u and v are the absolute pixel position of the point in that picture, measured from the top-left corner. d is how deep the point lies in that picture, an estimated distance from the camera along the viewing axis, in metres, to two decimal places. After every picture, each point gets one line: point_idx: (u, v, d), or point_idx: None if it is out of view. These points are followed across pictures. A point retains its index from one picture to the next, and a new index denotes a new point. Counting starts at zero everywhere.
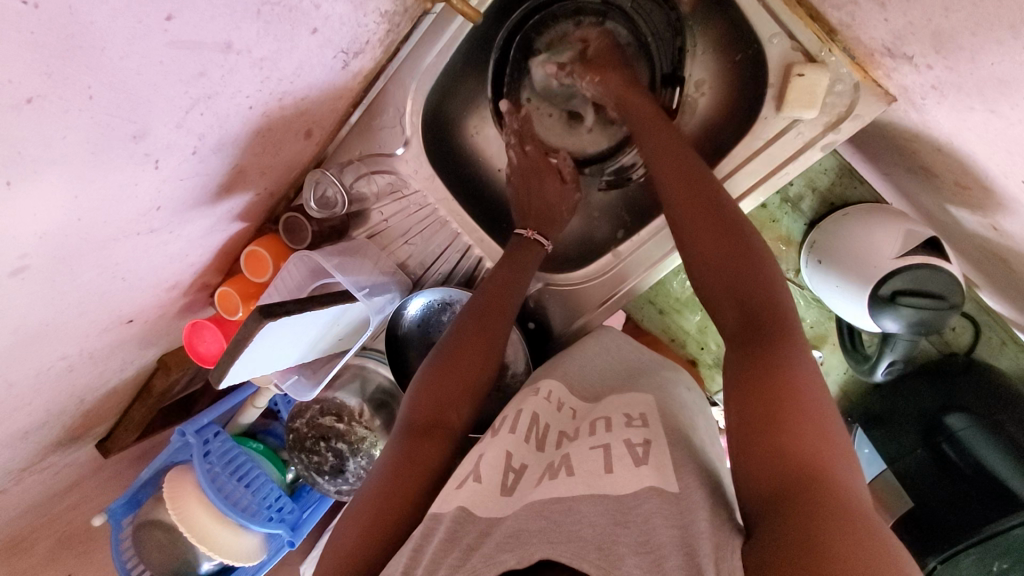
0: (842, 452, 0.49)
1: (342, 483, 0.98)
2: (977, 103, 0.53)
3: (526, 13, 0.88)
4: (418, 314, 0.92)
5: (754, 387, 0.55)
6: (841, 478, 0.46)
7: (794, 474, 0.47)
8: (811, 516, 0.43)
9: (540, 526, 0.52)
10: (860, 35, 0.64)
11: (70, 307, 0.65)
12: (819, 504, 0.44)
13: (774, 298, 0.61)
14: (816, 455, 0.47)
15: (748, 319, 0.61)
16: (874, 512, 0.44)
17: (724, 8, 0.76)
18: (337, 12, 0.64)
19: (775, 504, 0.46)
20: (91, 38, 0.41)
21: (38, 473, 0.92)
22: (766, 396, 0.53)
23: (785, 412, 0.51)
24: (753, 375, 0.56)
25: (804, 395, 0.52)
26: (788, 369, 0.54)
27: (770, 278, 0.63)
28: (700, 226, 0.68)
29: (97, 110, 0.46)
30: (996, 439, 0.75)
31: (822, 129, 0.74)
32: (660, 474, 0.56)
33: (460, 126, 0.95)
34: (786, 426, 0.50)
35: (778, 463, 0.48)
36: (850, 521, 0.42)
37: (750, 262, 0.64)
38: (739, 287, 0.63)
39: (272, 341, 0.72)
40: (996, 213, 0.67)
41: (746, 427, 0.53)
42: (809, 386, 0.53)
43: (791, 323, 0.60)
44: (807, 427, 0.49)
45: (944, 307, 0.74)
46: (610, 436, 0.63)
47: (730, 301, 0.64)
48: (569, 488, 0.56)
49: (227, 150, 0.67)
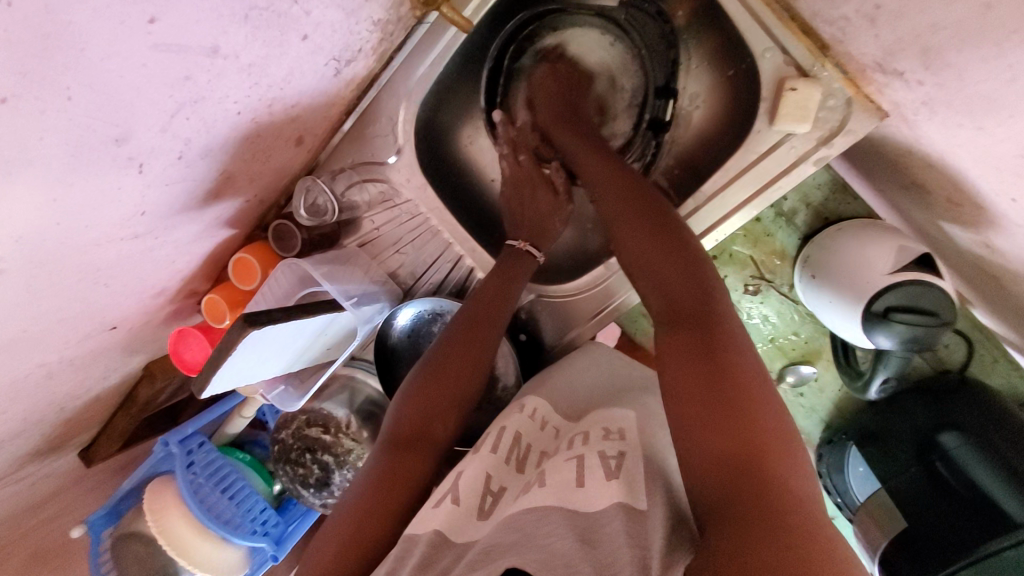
0: (784, 443, 0.49)
1: (327, 496, 0.95)
2: (966, 121, 0.52)
3: (520, 24, 0.88)
4: (408, 325, 0.91)
5: (692, 382, 0.53)
6: (780, 472, 0.46)
7: (738, 478, 0.46)
8: (753, 521, 0.43)
9: (512, 540, 0.52)
10: (851, 50, 0.64)
11: (50, 313, 0.64)
12: (762, 508, 0.43)
13: (705, 289, 0.62)
14: (756, 454, 0.47)
15: (669, 308, 0.62)
16: (817, 515, 0.43)
17: (716, 22, 0.76)
18: (328, 20, 0.63)
19: (719, 511, 0.46)
20: (69, 37, 0.40)
21: (16, 483, 0.90)
22: (700, 388, 0.52)
23: (721, 403, 0.50)
24: (687, 362, 0.55)
25: (744, 392, 0.51)
26: (730, 366, 0.53)
27: (699, 271, 0.63)
28: (634, 230, 0.68)
29: (77, 112, 0.45)
30: (988, 456, 0.74)
31: (816, 143, 0.73)
32: (630, 491, 0.55)
33: (454, 134, 0.95)
34: (724, 420, 0.49)
35: (721, 466, 0.48)
36: (795, 530, 0.41)
37: (680, 260, 0.64)
38: (670, 285, 0.63)
39: (256, 350, 0.71)
40: (987, 230, 0.66)
41: (682, 423, 0.52)
42: (748, 378, 0.52)
43: (721, 312, 0.59)
44: (748, 422, 0.49)
45: (936, 323, 0.73)
46: (584, 448, 0.63)
47: (659, 301, 0.64)
48: (541, 499, 0.56)
49: (214, 156, 0.66)
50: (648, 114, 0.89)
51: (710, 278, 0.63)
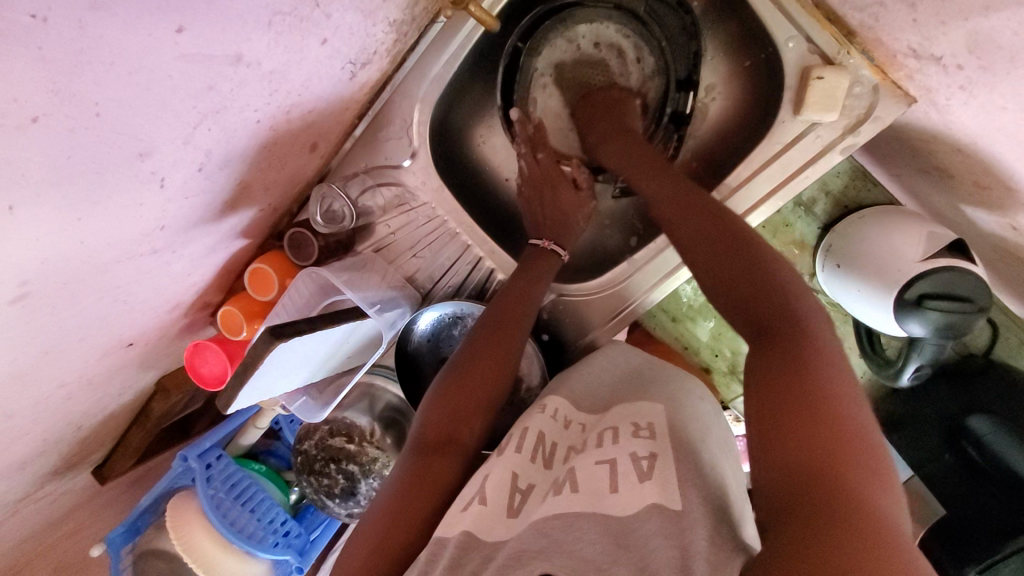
0: (868, 458, 0.45)
1: (353, 506, 0.94)
2: (1010, 103, 0.52)
3: (535, 19, 0.86)
4: (429, 329, 0.89)
5: (774, 390, 0.51)
6: (858, 484, 0.43)
7: (807, 483, 0.44)
8: (818, 525, 0.40)
9: (542, 547, 0.51)
10: (882, 36, 0.63)
11: (70, 333, 0.62)
12: (829, 515, 0.41)
13: (787, 295, 0.58)
14: (835, 461, 0.44)
15: (754, 321, 0.59)
16: (890, 524, 0.40)
17: (736, 12, 0.75)
18: (347, 22, 0.62)
19: (780, 513, 0.44)
20: (100, 52, 0.38)
21: (35, 504, 0.88)
22: (782, 398, 0.50)
23: (804, 415, 0.48)
24: (770, 377, 0.53)
25: (831, 403, 0.48)
26: (818, 376, 0.51)
27: (781, 281, 0.59)
28: (697, 247, 0.66)
29: (103, 127, 0.43)
30: (1016, 439, 0.74)
31: (841, 132, 0.72)
32: (665, 490, 0.55)
33: (468, 134, 0.94)
34: (800, 427, 0.47)
35: (791, 471, 0.45)
36: (860, 533, 0.39)
37: (750, 262, 0.61)
38: (740, 294, 0.61)
39: (280, 363, 0.69)
40: (1016, 213, 0.66)
41: (761, 428, 0.50)
42: (837, 390, 0.49)
43: (807, 322, 0.56)
44: (829, 429, 0.46)
45: (971, 310, 0.72)
46: (615, 450, 0.62)
47: (734, 310, 0.61)
48: (570, 504, 0.55)
49: (234, 166, 0.64)
50: (669, 108, 0.88)
51: (792, 291, 0.59)
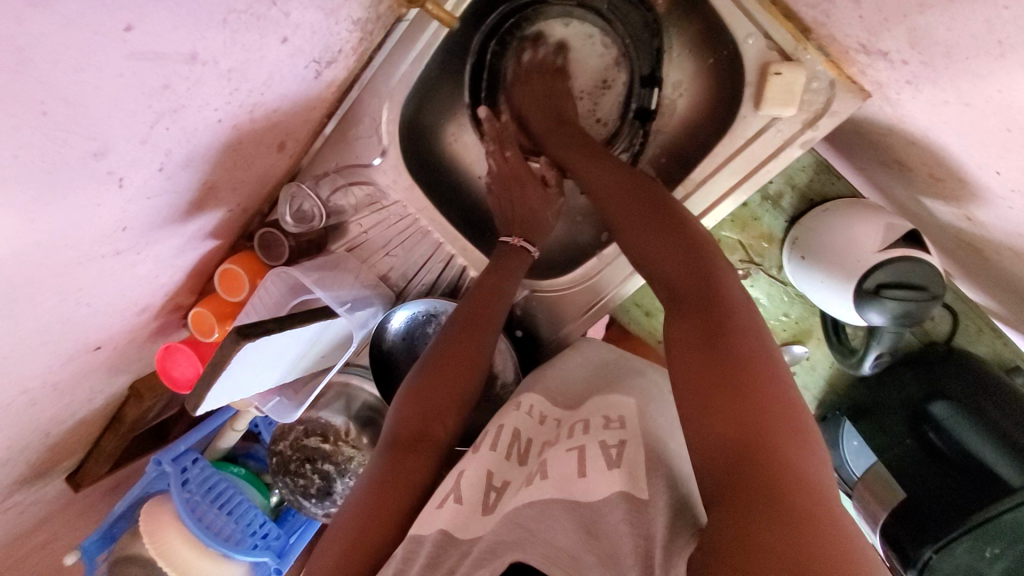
0: (782, 423, 0.49)
1: (330, 506, 0.94)
2: (952, 97, 0.53)
3: (501, 17, 0.88)
4: (402, 327, 0.89)
5: (699, 367, 0.56)
6: (784, 451, 0.47)
7: (740, 452, 0.48)
8: (755, 503, 0.43)
9: (517, 536, 0.52)
10: (835, 33, 0.65)
11: (32, 337, 0.62)
12: (766, 493, 0.44)
13: (708, 273, 0.64)
14: (758, 437, 0.48)
15: (680, 297, 0.64)
16: (817, 488, 0.44)
17: (697, 8, 0.77)
18: (308, 21, 0.62)
19: (721, 485, 0.47)
20: (43, 49, 0.38)
21: (3, 512, 0.87)
22: (711, 375, 0.54)
23: (728, 388, 0.52)
24: (692, 359, 0.57)
25: (752, 374, 0.53)
26: (734, 348, 0.55)
27: (705, 259, 0.65)
28: (637, 234, 0.71)
29: (52, 126, 0.43)
30: (975, 422, 0.76)
31: (801, 126, 0.74)
32: (633, 481, 0.55)
33: (438, 133, 0.94)
34: (727, 402, 0.51)
35: (723, 446, 0.49)
36: (792, 502, 0.43)
37: (678, 240, 0.68)
38: (677, 278, 0.65)
39: (249, 363, 0.69)
40: (970, 204, 0.67)
41: (692, 409, 0.54)
42: (758, 363, 0.54)
43: (728, 293, 0.62)
44: (750, 403, 0.50)
45: (926, 297, 0.74)
46: (586, 437, 0.63)
47: (661, 286, 0.68)
48: (541, 492, 0.56)
49: (196, 166, 0.64)
50: (634, 103, 0.89)
51: (717, 267, 0.65)
